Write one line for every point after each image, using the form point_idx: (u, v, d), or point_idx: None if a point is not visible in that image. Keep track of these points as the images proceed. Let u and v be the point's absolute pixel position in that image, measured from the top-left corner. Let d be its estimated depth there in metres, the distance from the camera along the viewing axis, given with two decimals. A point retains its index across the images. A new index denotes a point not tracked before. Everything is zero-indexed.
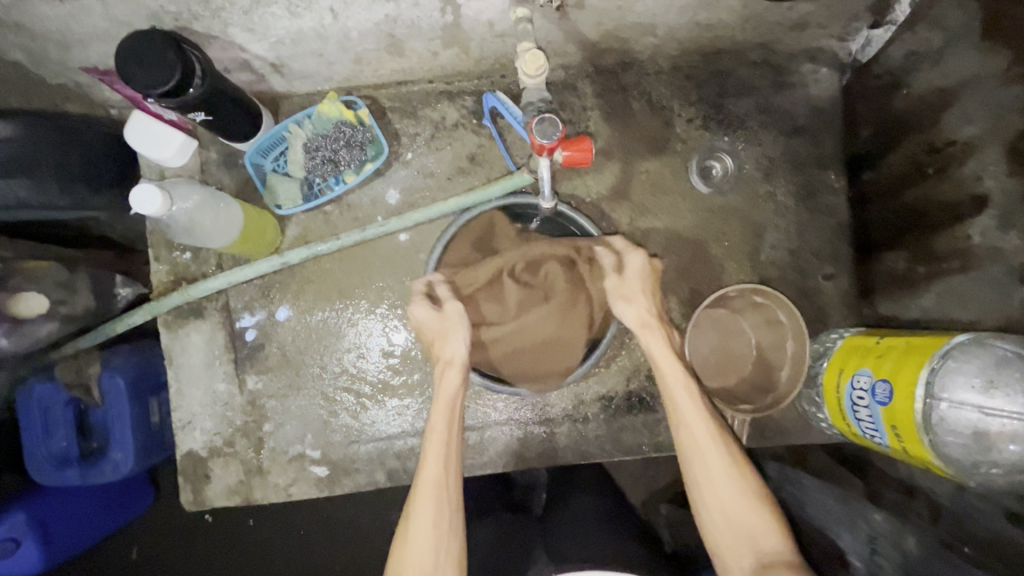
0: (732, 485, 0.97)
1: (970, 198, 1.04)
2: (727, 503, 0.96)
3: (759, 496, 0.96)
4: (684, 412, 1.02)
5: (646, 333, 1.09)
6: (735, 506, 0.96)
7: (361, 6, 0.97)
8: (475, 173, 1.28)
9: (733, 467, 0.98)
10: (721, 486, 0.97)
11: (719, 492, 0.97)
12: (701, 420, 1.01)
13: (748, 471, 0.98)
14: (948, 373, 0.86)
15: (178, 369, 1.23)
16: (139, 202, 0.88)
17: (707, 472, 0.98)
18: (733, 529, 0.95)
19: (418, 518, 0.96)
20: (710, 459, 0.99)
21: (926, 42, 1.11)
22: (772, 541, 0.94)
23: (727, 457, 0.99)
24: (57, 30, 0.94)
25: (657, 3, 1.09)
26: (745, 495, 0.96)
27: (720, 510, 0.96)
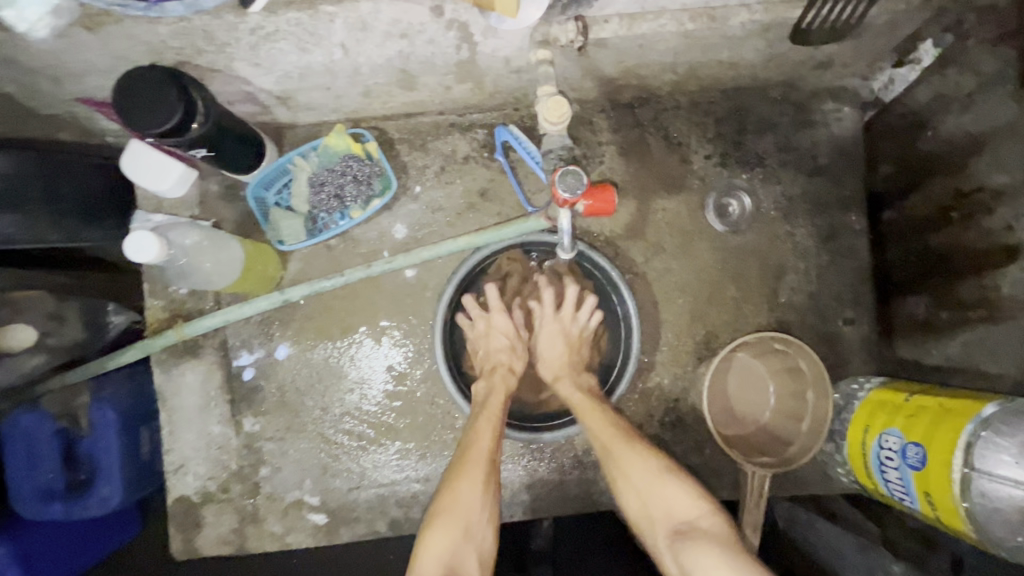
0: (642, 469, 1.00)
1: (1001, 250, 1.00)
2: (640, 489, 0.99)
3: (665, 473, 0.99)
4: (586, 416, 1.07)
5: (562, 380, 1.14)
6: (648, 489, 0.98)
7: (373, 42, 0.92)
8: (485, 208, 1.23)
9: (639, 453, 1.01)
10: (634, 472, 1.00)
11: (633, 482, 1.00)
12: (600, 423, 1.05)
13: (649, 453, 1.01)
14: (990, 445, 0.82)
15: (171, 411, 1.17)
16: (137, 249, 0.83)
17: (618, 465, 1.02)
18: (648, 510, 0.98)
19: (467, 489, 0.98)
20: (620, 452, 1.02)
21: (956, 86, 1.07)
22: (689, 508, 0.95)
23: (631, 445, 1.02)
24: (53, 65, 0.89)
25: (680, 43, 1.05)
26: (657, 475, 0.99)
27: (638, 497, 0.99)
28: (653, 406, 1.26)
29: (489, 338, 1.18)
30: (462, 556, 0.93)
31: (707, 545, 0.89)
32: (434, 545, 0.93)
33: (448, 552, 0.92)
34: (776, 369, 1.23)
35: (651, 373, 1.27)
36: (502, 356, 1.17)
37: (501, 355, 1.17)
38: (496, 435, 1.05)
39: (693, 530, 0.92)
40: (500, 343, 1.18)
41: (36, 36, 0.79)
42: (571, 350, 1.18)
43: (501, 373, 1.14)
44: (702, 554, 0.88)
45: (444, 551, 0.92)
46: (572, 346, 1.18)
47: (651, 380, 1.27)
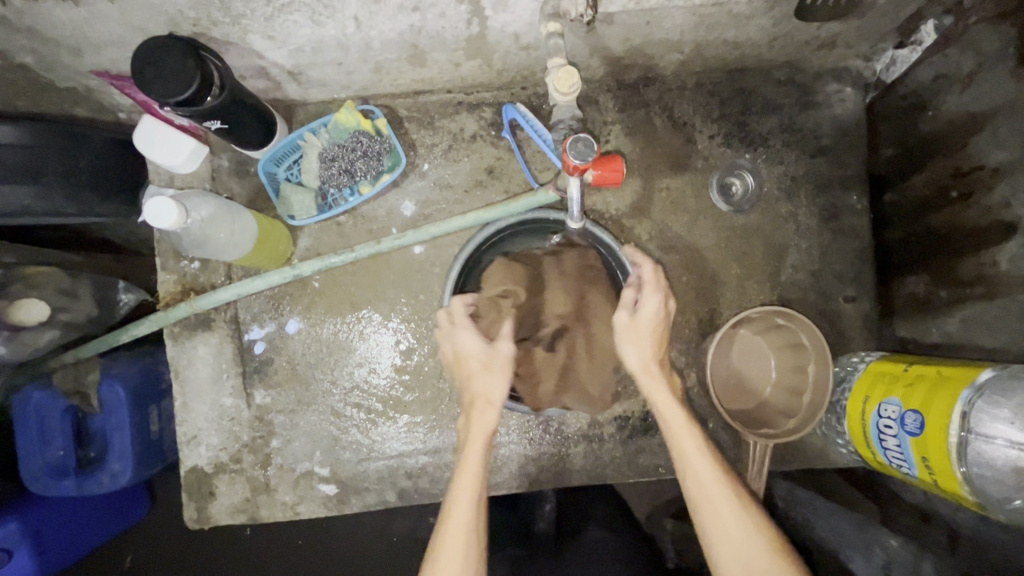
0: (752, 537, 0.89)
1: (999, 224, 1.03)
2: (745, 558, 0.88)
3: (778, 551, 0.87)
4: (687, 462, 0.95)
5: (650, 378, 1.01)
6: (756, 563, 0.87)
7: (385, 15, 0.94)
8: (492, 186, 1.25)
9: (750, 518, 0.90)
10: (737, 538, 0.89)
11: (738, 549, 0.88)
12: (705, 464, 0.94)
13: (760, 521, 0.90)
14: (986, 408, 0.84)
15: (184, 383, 1.19)
16: (154, 215, 0.85)
17: (721, 524, 0.90)
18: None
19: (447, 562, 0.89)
20: (723, 510, 0.91)
21: (956, 64, 1.09)
22: None
23: (742, 507, 0.91)
24: (72, 36, 0.91)
25: (686, 20, 1.06)
26: (768, 549, 0.88)
27: (738, 564, 0.88)
28: None
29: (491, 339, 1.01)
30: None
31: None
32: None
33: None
34: (777, 345, 1.25)
35: None
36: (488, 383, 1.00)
37: (486, 380, 1.00)
38: (477, 491, 0.94)
39: None
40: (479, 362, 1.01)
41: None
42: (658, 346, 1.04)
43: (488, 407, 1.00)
44: None
45: None
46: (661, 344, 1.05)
47: None
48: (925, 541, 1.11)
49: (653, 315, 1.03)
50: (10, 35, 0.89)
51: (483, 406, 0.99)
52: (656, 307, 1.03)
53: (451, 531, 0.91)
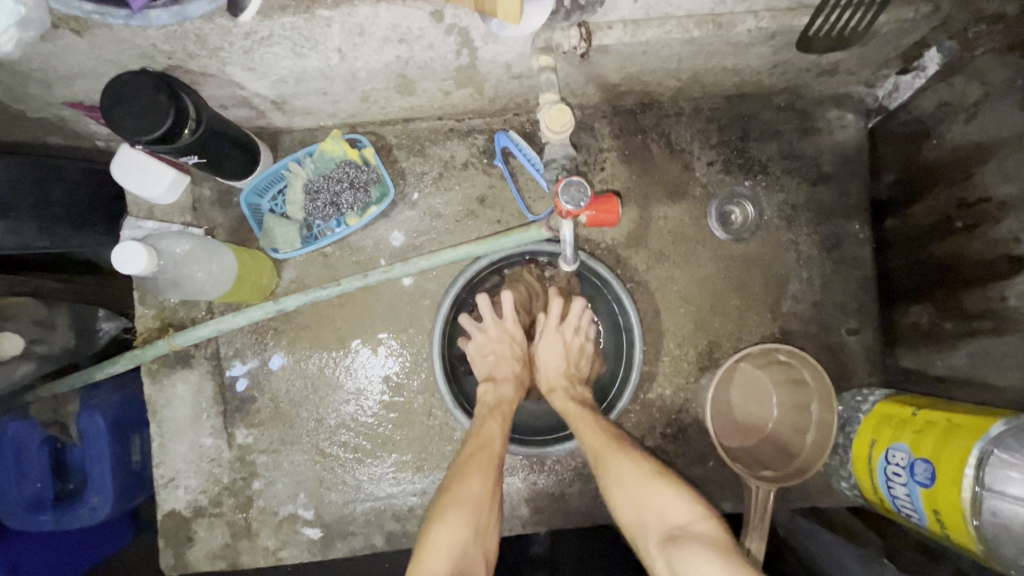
0: (633, 472, 0.95)
1: (1007, 261, 0.99)
2: (630, 491, 0.93)
3: (654, 475, 0.94)
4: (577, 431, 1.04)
5: (555, 392, 1.12)
6: (638, 493, 0.93)
7: (371, 46, 0.90)
8: (484, 216, 1.21)
9: (628, 458, 0.97)
10: (625, 476, 0.95)
11: (625, 487, 0.94)
12: (592, 432, 1.02)
13: (639, 457, 0.97)
14: (1002, 462, 0.80)
15: (162, 423, 1.14)
16: (125, 259, 0.80)
17: (609, 472, 0.97)
18: (640, 512, 0.92)
19: (474, 486, 0.95)
20: (610, 458, 0.98)
21: (962, 94, 1.05)
22: (682, 512, 0.89)
23: (623, 452, 0.98)
24: (40, 69, 0.87)
25: (684, 49, 1.03)
26: (645, 478, 0.94)
27: (627, 501, 0.93)
28: (655, 418, 1.24)
29: (503, 345, 1.16)
30: (472, 549, 0.88)
31: (701, 547, 0.82)
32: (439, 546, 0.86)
33: (455, 555, 0.86)
34: (780, 380, 1.21)
35: (653, 383, 1.25)
36: (513, 365, 1.15)
37: (509, 364, 1.15)
38: (507, 437, 1.03)
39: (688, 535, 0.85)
40: (510, 349, 1.17)
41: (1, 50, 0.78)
42: (570, 362, 1.16)
43: (509, 382, 1.13)
44: (695, 554, 0.82)
45: (455, 543, 0.87)
46: (572, 360, 1.17)
47: (653, 391, 1.25)
48: None
49: (550, 353, 1.16)
50: None
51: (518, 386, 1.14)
52: (552, 340, 1.16)
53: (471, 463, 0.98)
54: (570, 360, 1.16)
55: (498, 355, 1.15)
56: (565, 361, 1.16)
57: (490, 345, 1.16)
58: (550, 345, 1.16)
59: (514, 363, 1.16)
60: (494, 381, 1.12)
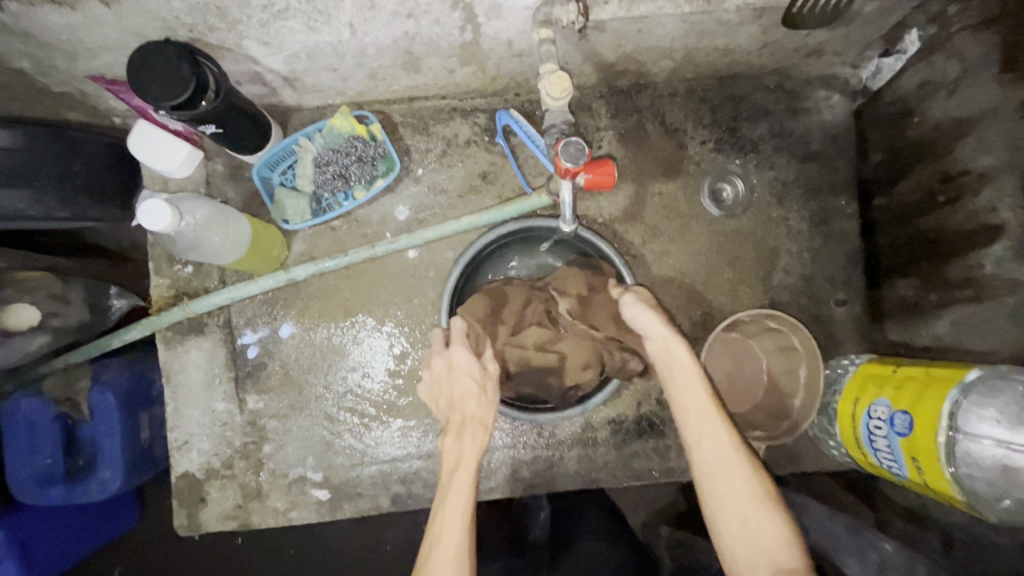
0: (751, 497, 0.90)
1: (985, 228, 1.04)
2: (743, 516, 0.89)
3: (772, 506, 0.89)
4: (701, 426, 0.95)
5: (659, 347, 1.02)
6: (750, 522, 0.89)
7: (381, 22, 0.95)
8: (487, 191, 1.26)
9: (752, 481, 0.91)
10: (743, 502, 0.90)
11: (740, 509, 0.89)
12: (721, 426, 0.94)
13: (763, 483, 0.91)
14: (973, 406, 0.84)
15: (176, 388, 1.18)
16: (147, 216, 0.85)
17: (725, 487, 0.91)
18: (748, 542, 0.88)
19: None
20: (731, 475, 0.91)
21: (942, 71, 1.11)
22: (791, 557, 0.86)
23: (747, 474, 0.91)
24: (68, 41, 0.91)
25: (677, 27, 1.08)
26: (762, 508, 0.89)
27: (736, 525, 0.89)
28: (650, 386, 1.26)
29: (454, 379, 1.04)
30: None
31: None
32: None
33: None
34: (770, 348, 1.26)
35: None
36: (469, 406, 1.02)
37: (469, 402, 1.03)
38: (467, 512, 0.93)
39: None
40: (465, 385, 1.04)
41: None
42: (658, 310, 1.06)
43: (471, 428, 1.00)
44: None
45: None
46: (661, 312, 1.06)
47: None
48: (918, 545, 1.12)
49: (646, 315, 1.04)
50: (6, 39, 0.90)
51: (475, 428, 1.00)
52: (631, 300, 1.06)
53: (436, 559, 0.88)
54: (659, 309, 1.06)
55: (450, 396, 1.05)
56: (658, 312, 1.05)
57: (441, 383, 1.06)
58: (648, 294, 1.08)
59: (473, 398, 1.03)
60: (453, 433, 1.01)
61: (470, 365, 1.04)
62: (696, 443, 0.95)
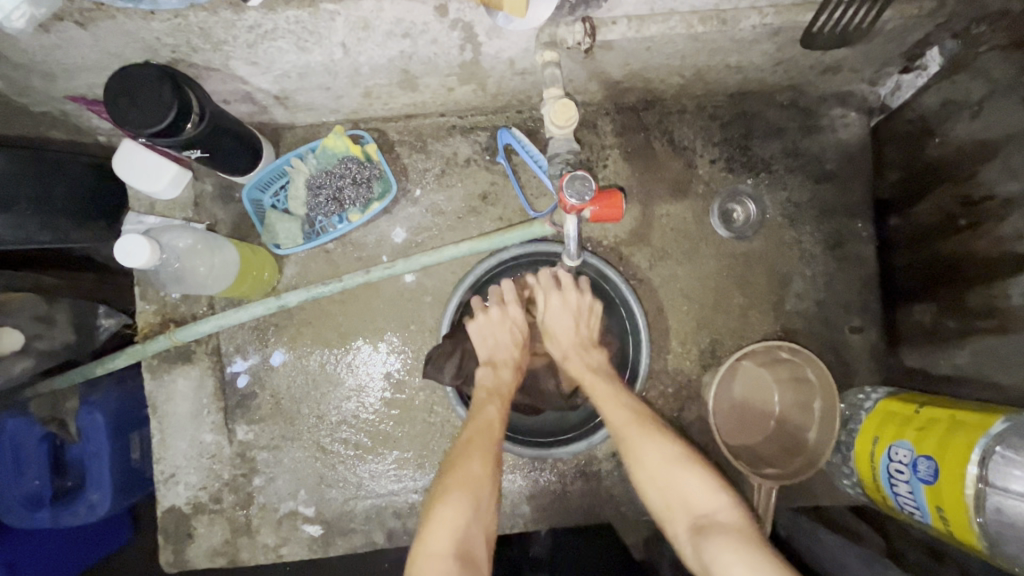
0: (659, 454, 0.94)
1: (1011, 258, 0.99)
2: (655, 471, 0.93)
3: (684, 461, 0.92)
4: (605, 397, 1.02)
5: (571, 359, 1.11)
6: (664, 477, 0.92)
7: (375, 41, 0.90)
8: (487, 213, 1.20)
9: (658, 438, 0.95)
10: (652, 459, 0.94)
11: (650, 469, 0.94)
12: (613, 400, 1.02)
13: (664, 437, 0.95)
14: (1004, 458, 0.79)
15: (162, 418, 1.14)
16: (127, 251, 0.80)
17: (634, 447, 0.96)
18: (665, 497, 0.92)
19: (450, 509, 0.87)
20: (638, 436, 0.96)
21: (965, 92, 1.05)
22: (710, 498, 0.89)
23: (649, 431, 0.96)
24: (44, 62, 0.86)
25: (688, 45, 1.03)
26: (673, 466, 0.92)
27: (651, 482, 0.93)
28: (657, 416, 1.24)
29: (503, 330, 1.13)
30: (472, 540, 0.86)
31: (729, 536, 0.83)
32: (443, 524, 0.86)
33: (456, 539, 0.85)
34: (782, 377, 1.21)
35: (656, 381, 1.25)
36: (513, 351, 1.13)
37: (507, 350, 1.13)
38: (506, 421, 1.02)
39: (712, 524, 0.86)
40: (506, 336, 1.13)
41: (12, 27, 0.76)
42: (579, 325, 1.14)
43: (509, 367, 1.11)
44: (721, 543, 0.82)
45: (455, 532, 0.85)
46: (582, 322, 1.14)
47: (655, 389, 1.25)
48: None
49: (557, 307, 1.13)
50: None
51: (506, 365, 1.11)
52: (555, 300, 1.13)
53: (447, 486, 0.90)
54: (581, 317, 1.14)
55: (496, 339, 1.12)
56: (574, 322, 1.14)
57: (489, 329, 1.12)
58: (572, 301, 1.13)
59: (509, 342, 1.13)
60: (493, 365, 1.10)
61: (519, 322, 1.14)
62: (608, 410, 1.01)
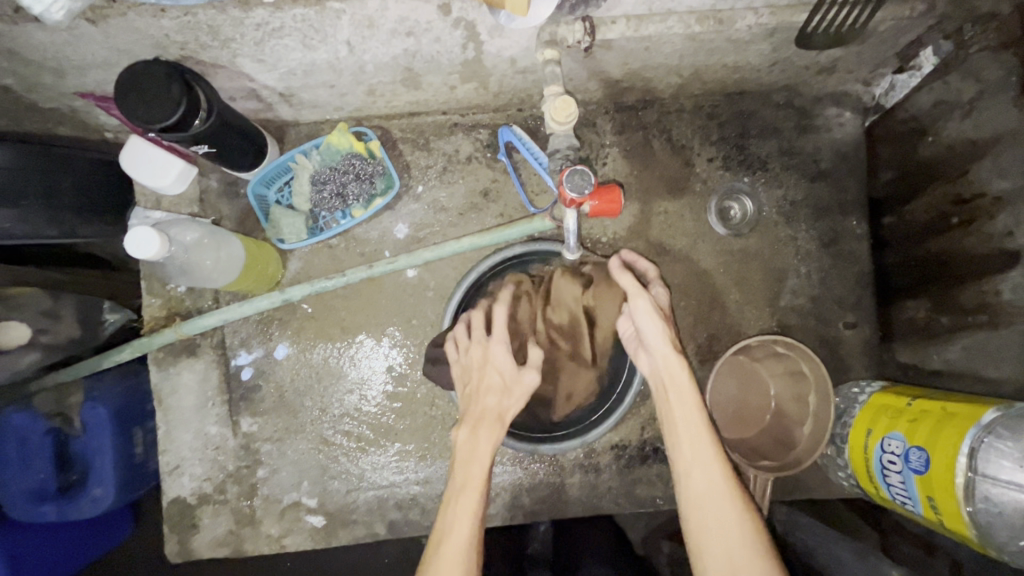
0: (740, 538, 0.84)
1: (1001, 254, 1.01)
2: (734, 558, 0.83)
3: (764, 552, 0.82)
4: (694, 456, 0.92)
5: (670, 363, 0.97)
6: (743, 567, 0.82)
7: (379, 40, 0.92)
8: (488, 209, 1.22)
9: (741, 516, 0.86)
10: (730, 545, 0.84)
11: (728, 543, 0.84)
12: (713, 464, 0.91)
13: (749, 521, 0.85)
14: (993, 447, 0.81)
15: (168, 411, 1.15)
16: (135, 243, 0.82)
17: (716, 524, 0.86)
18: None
19: None
20: (723, 511, 0.87)
21: (957, 92, 1.08)
22: None
23: (736, 506, 0.87)
24: (54, 59, 0.88)
25: (686, 45, 1.05)
26: (753, 554, 0.82)
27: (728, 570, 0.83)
28: None
29: (487, 371, 1.01)
30: None
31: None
32: None
33: None
34: (777, 373, 1.22)
35: None
36: (490, 401, 0.99)
37: (490, 398, 0.99)
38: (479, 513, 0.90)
39: None
40: (494, 380, 1.00)
41: (51, 19, 0.78)
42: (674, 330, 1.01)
43: (489, 424, 0.97)
44: None
45: None
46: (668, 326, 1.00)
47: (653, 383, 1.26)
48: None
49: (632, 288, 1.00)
50: None
51: (493, 423, 0.97)
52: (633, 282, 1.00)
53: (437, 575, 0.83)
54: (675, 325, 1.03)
55: (478, 385, 1.00)
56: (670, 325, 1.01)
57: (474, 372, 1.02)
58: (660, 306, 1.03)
59: (493, 395, 0.99)
60: (468, 424, 0.97)
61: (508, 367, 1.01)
62: (691, 476, 0.91)
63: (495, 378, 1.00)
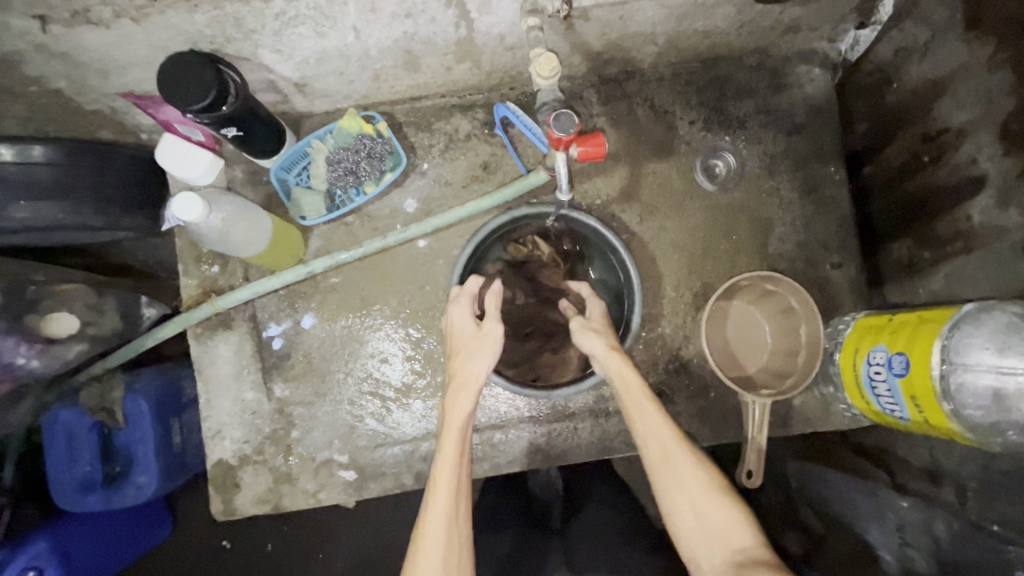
0: (704, 495, 1.01)
1: (969, 180, 1.09)
2: (702, 515, 0.99)
3: (724, 493, 1.01)
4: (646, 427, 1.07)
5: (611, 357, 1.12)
6: (704, 506, 1.00)
7: (382, 23, 1.04)
8: (488, 180, 1.33)
9: (699, 469, 1.02)
10: (696, 495, 1.01)
11: (703, 511, 1.00)
12: (696, 477, 1.02)
13: (712, 473, 1.03)
14: (966, 337, 0.89)
15: (207, 380, 1.26)
16: (183, 210, 0.94)
17: (675, 479, 1.02)
18: (704, 529, 0.99)
19: (436, 516, 0.99)
20: (680, 468, 1.03)
21: (914, 36, 1.17)
22: (744, 537, 0.97)
23: (696, 467, 1.03)
24: (101, 59, 1.01)
25: (657, 12, 1.16)
26: (717, 494, 1.01)
27: (691, 512, 1.00)
28: (658, 355, 1.34)
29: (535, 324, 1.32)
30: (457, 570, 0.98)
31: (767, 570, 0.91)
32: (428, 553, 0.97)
33: None
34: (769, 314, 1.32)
35: (655, 325, 1.35)
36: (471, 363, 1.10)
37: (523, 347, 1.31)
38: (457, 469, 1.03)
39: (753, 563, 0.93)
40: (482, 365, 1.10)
41: None
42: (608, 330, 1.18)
43: (467, 389, 1.09)
44: None
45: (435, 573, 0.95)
46: (608, 332, 1.16)
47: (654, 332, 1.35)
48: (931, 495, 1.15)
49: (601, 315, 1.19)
50: (47, 61, 0.99)
51: (462, 384, 1.09)
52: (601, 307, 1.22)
53: (434, 522, 0.99)
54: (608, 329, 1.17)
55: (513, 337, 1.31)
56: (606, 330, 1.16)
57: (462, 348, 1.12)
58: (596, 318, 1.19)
59: (472, 359, 1.11)
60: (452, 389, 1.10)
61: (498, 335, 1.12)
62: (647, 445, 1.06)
63: (487, 362, 1.10)
